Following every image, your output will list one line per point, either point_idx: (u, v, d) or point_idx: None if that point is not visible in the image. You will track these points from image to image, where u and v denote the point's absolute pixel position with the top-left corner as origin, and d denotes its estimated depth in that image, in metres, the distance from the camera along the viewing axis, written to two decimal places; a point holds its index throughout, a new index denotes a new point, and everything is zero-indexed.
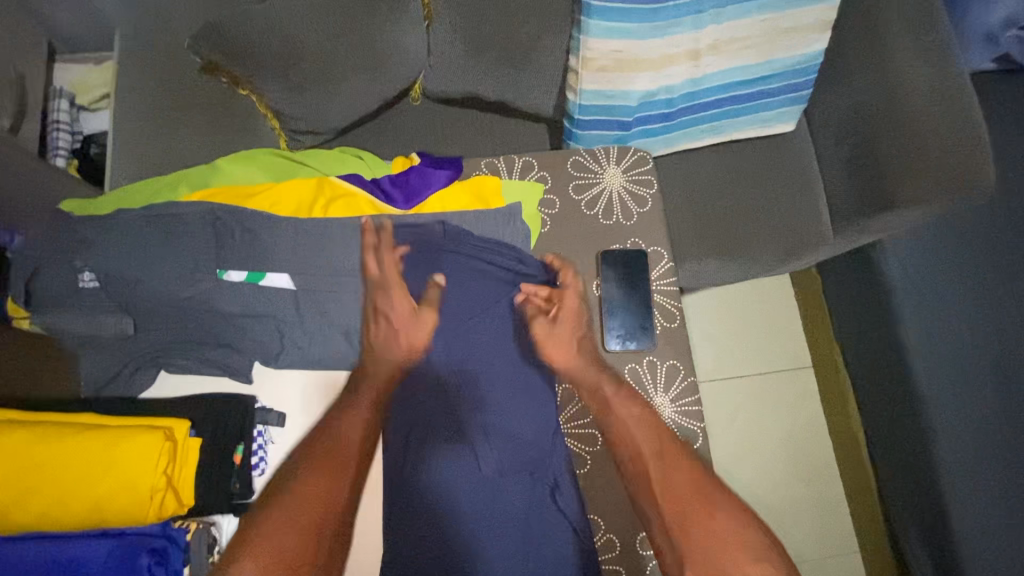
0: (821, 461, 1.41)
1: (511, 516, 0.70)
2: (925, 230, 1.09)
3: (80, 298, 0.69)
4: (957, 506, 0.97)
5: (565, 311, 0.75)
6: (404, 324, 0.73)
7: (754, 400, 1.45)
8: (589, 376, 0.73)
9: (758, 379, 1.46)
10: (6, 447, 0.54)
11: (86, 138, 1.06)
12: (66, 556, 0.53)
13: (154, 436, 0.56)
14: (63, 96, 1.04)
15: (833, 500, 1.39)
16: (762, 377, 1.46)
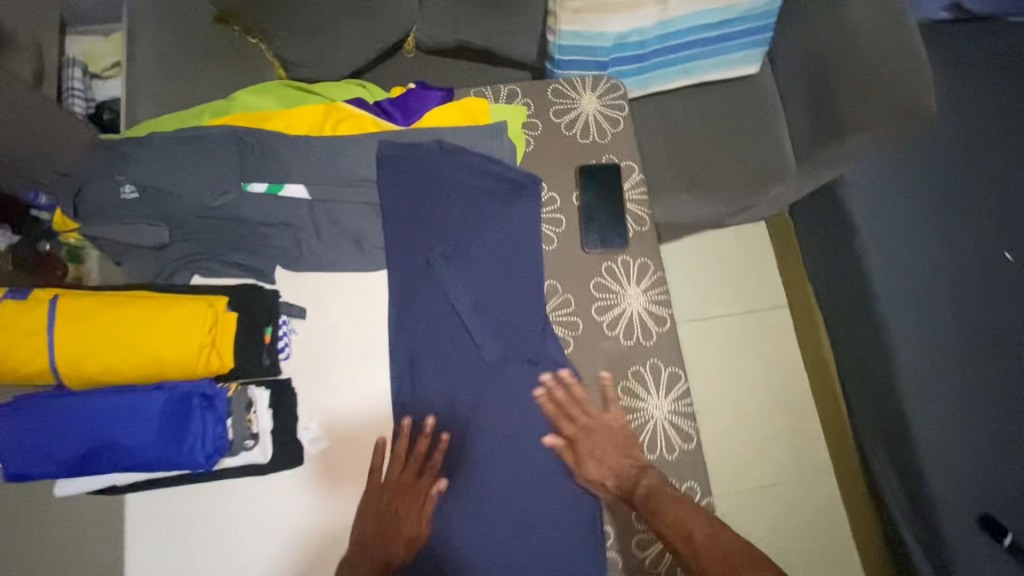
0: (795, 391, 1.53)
1: (505, 383, 0.82)
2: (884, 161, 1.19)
3: (119, 207, 0.78)
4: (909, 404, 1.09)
5: (581, 411, 0.80)
6: (414, 508, 0.76)
7: (734, 337, 1.56)
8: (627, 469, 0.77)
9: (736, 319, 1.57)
10: (72, 314, 0.63)
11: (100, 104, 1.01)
12: (132, 400, 0.63)
13: (198, 303, 0.67)
14: (75, 65, 0.98)
15: (806, 424, 1.50)
16: (740, 316, 1.57)
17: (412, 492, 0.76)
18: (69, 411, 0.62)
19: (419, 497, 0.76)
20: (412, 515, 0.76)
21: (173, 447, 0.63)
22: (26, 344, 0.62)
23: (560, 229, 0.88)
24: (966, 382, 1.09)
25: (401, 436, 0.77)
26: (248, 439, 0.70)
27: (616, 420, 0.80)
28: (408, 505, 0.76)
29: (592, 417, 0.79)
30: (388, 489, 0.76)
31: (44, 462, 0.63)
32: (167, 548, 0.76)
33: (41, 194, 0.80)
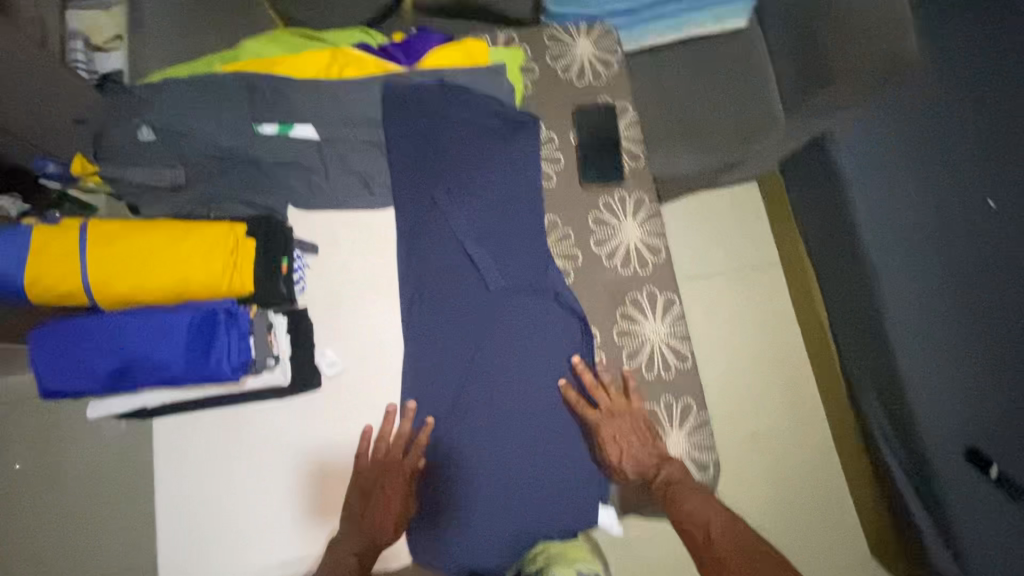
0: (789, 348, 1.53)
1: (508, 314, 0.86)
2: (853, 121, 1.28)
3: (140, 149, 0.83)
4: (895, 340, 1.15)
5: (608, 391, 0.83)
6: (398, 490, 0.78)
7: (730, 297, 1.56)
8: (649, 458, 0.80)
9: (732, 277, 1.57)
10: (101, 236, 0.67)
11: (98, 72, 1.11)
12: (162, 317, 0.67)
13: (220, 226, 0.70)
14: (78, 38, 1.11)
15: (802, 380, 1.51)
16: (735, 273, 1.58)
17: (395, 474, 0.78)
18: (104, 328, 0.67)
19: (401, 480, 0.78)
20: (396, 498, 0.78)
21: (201, 360, 0.68)
22: (58, 264, 0.66)
23: (560, 167, 0.92)
24: (946, 316, 1.16)
25: (389, 419, 0.80)
26: (270, 357, 0.73)
27: (636, 406, 0.82)
28: (393, 489, 0.78)
29: (620, 404, 0.82)
30: (371, 470, 0.78)
31: (83, 375, 0.67)
32: (190, 474, 0.79)
33: (50, 163, 0.85)
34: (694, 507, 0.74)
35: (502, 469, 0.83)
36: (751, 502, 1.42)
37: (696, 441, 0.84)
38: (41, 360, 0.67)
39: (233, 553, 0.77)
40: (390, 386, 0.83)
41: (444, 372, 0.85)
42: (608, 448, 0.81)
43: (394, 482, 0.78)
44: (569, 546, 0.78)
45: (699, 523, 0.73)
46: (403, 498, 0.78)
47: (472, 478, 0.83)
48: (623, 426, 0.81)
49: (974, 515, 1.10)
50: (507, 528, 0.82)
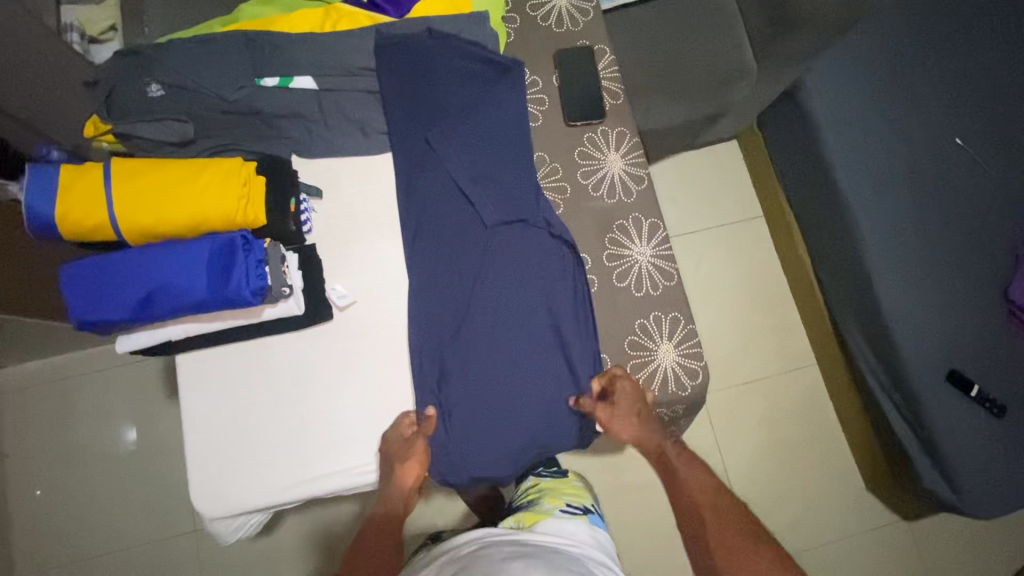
0: (776, 293, 1.60)
1: (505, 246, 0.91)
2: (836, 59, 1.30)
3: (150, 105, 0.88)
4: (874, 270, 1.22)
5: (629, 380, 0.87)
6: (415, 465, 0.81)
7: (717, 248, 1.62)
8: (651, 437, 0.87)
9: (718, 230, 1.63)
10: (124, 175, 0.73)
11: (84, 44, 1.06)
12: (184, 246, 0.73)
13: (231, 161, 0.76)
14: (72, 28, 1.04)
15: (789, 321, 1.58)
16: (721, 228, 1.63)
17: (411, 450, 0.81)
18: (131, 260, 0.73)
19: (417, 454, 0.81)
20: (413, 475, 0.81)
21: (222, 284, 0.73)
22: (86, 201, 0.72)
23: (544, 108, 0.99)
24: (916, 242, 1.23)
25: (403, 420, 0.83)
26: (285, 286, 0.78)
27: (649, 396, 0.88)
28: (409, 464, 0.81)
29: (629, 395, 0.85)
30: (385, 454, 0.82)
31: (113, 305, 0.73)
32: (214, 404, 0.84)
33: (52, 150, 0.87)
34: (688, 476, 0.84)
35: (506, 391, 0.86)
36: (749, 439, 1.50)
37: (685, 350, 0.91)
38: (71, 290, 0.73)
39: (262, 476, 0.82)
40: (397, 318, 0.88)
41: (446, 300, 0.89)
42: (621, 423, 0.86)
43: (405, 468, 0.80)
44: (558, 482, 0.98)
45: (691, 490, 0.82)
46: (421, 472, 0.81)
47: (478, 403, 0.86)
48: (628, 413, 0.85)
49: (964, 435, 1.15)
50: (517, 445, 0.86)
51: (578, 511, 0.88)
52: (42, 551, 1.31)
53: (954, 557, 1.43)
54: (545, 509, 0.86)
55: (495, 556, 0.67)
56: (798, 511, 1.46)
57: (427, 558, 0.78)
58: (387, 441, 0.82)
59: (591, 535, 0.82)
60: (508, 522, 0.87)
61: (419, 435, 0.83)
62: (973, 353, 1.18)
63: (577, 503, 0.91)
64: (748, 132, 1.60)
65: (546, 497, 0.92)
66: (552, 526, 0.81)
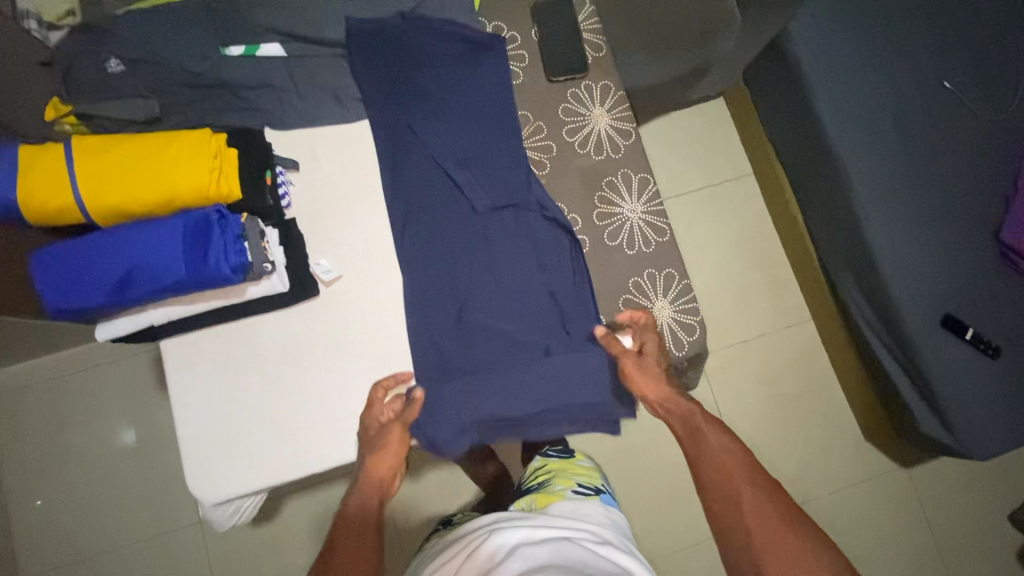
0: (770, 249, 1.58)
1: (492, 219, 0.88)
2: (822, 7, 1.26)
3: (110, 81, 0.83)
4: (868, 219, 1.20)
5: (648, 343, 0.84)
6: (390, 454, 0.78)
7: (708, 208, 1.60)
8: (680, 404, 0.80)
9: (708, 190, 1.61)
10: (86, 152, 0.69)
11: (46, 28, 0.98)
12: (158, 224, 0.70)
13: (199, 133, 0.72)
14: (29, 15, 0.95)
15: (783, 277, 1.57)
16: (712, 188, 1.61)
17: (386, 435, 0.78)
18: (101, 241, 0.69)
19: (391, 443, 0.78)
20: (388, 465, 0.77)
21: (200, 263, 0.70)
22: (48, 183, 0.68)
23: (525, 64, 0.95)
24: (908, 186, 1.22)
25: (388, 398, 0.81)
26: (266, 262, 0.75)
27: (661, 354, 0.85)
28: (386, 449, 0.78)
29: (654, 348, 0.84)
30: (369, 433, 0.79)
31: (86, 291, 0.70)
32: (203, 394, 0.82)
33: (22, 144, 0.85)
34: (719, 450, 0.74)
35: (512, 377, 0.85)
36: (748, 397, 1.51)
37: (681, 306, 0.89)
38: (44, 276, 0.70)
39: (258, 460, 0.81)
40: (386, 291, 0.86)
41: (433, 271, 0.87)
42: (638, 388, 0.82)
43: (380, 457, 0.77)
44: (565, 462, 1.00)
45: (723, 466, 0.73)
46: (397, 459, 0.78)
47: (484, 385, 0.84)
48: (652, 366, 0.82)
49: (961, 378, 1.15)
50: (533, 408, 0.85)
51: (589, 491, 0.88)
52: (45, 554, 1.29)
53: (953, 501, 1.45)
54: (557, 491, 0.87)
55: (509, 565, 0.63)
56: (798, 465, 1.47)
57: (462, 542, 0.74)
58: (369, 411, 0.80)
59: (605, 514, 0.83)
60: (520, 505, 0.88)
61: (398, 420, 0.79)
62: (967, 295, 1.18)
63: (589, 484, 0.91)
64: (734, 88, 1.56)
65: (557, 478, 0.93)
66: (565, 507, 0.82)
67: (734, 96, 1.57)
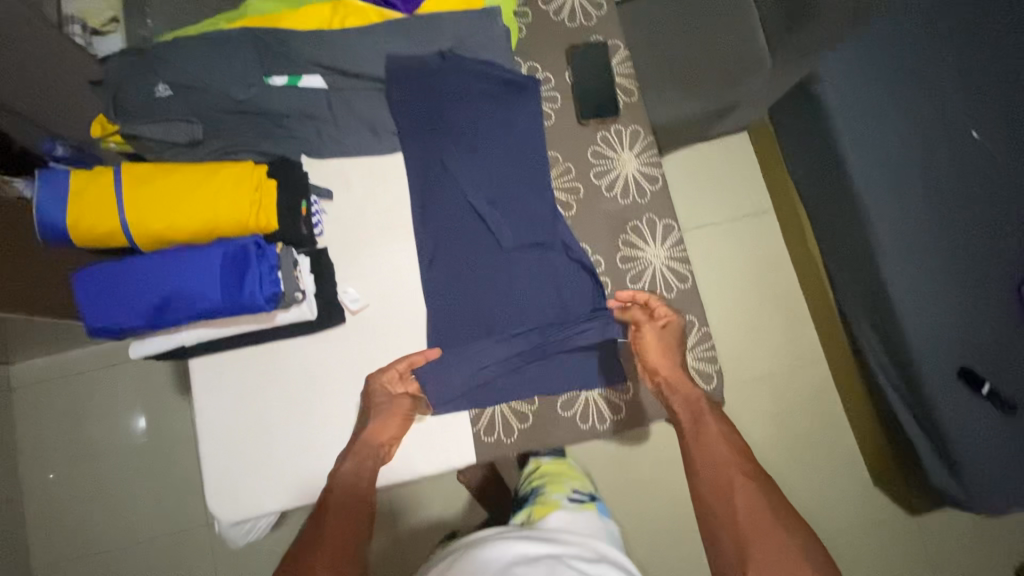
0: (786, 288, 1.59)
1: (519, 255, 0.90)
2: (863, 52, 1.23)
3: (156, 105, 0.86)
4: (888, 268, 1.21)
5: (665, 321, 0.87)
6: (394, 421, 0.81)
7: (726, 243, 1.61)
8: (687, 389, 0.84)
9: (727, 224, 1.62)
10: (136, 179, 0.72)
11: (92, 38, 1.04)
12: (199, 252, 0.72)
13: (243, 166, 0.75)
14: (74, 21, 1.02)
15: (798, 315, 1.57)
16: (732, 222, 1.62)
17: (391, 404, 0.82)
18: (143, 265, 0.72)
19: (397, 410, 0.82)
20: (388, 432, 0.81)
21: (235, 290, 0.73)
22: (97, 208, 0.70)
23: (557, 105, 0.96)
24: (931, 238, 1.21)
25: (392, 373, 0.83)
26: (298, 291, 0.77)
27: (676, 336, 0.87)
28: (389, 421, 0.81)
29: (672, 338, 0.87)
30: (374, 402, 0.82)
31: (125, 312, 0.72)
32: (225, 412, 0.84)
33: (58, 145, 0.90)
34: (713, 441, 0.80)
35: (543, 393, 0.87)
36: (755, 433, 1.51)
37: (699, 354, 0.90)
38: (86, 296, 0.72)
39: (274, 481, 0.82)
40: (408, 322, 0.87)
41: (453, 303, 0.88)
42: (651, 361, 0.86)
43: (382, 427, 0.80)
44: (557, 464, 1.04)
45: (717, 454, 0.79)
46: (397, 429, 0.81)
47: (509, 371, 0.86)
48: (669, 344, 0.87)
49: (974, 435, 1.13)
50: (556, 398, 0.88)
51: (584, 498, 0.92)
52: (54, 546, 1.32)
53: (961, 555, 1.43)
54: (554, 499, 0.89)
55: None
56: (802, 505, 1.46)
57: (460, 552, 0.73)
58: (370, 392, 0.82)
59: (601, 525, 0.85)
60: (519, 517, 0.90)
61: (404, 392, 0.83)
62: (988, 352, 1.17)
63: (582, 490, 0.95)
64: (760, 125, 1.56)
65: (552, 484, 0.95)
66: (561, 518, 0.83)
67: (760, 131, 1.56)
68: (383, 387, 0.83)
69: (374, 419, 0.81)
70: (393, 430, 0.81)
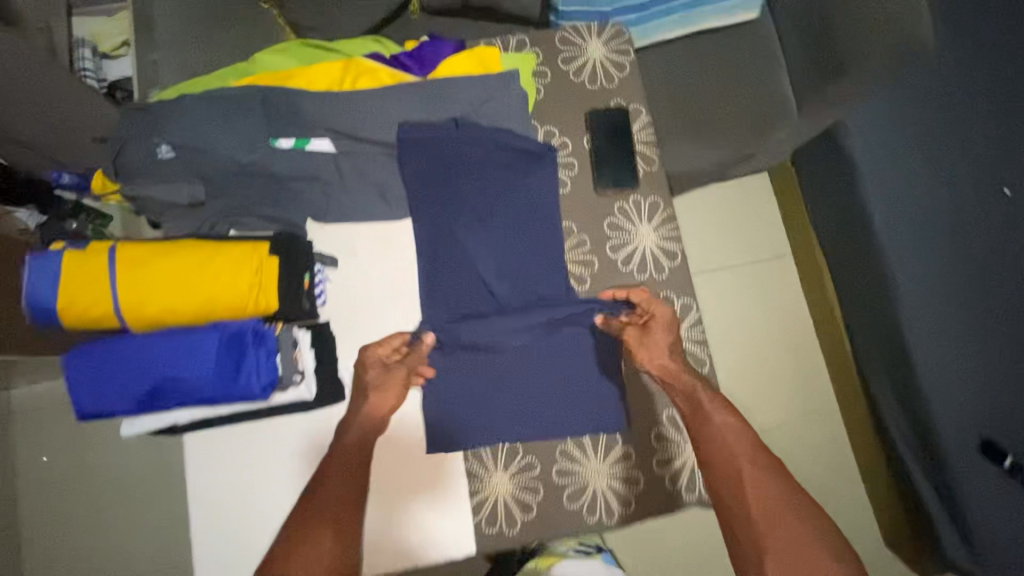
0: (807, 340, 1.50)
1: (530, 330, 0.85)
2: (909, 91, 1.10)
3: (158, 166, 0.83)
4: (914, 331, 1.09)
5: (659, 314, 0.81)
6: (390, 394, 0.79)
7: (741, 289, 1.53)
8: (684, 380, 0.79)
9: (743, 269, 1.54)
10: (129, 260, 0.68)
11: (111, 84, 1.13)
12: (194, 338, 0.69)
13: (243, 246, 0.71)
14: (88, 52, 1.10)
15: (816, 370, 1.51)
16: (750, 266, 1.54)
17: (387, 377, 0.79)
18: (135, 350, 0.68)
19: (393, 383, 0.79)
20: (385, 404, 0.79)
21: (231, 377, 0.70)
22: (89, 290, 0.67)
23: (574, 172, 0.92)
24: None
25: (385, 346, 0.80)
26: (296, 373, 0.74)
27: (673, 324, 0.82)
28: (384, 393, 0.79)
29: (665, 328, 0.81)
30: (366, 375, 0.79)
31: (116, 397, 0.69)
32: (219, 486, 0.81)
33: (64, 174, 0.95)
34: (719, 429, 0.74)
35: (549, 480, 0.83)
36: None
37: None
38: (78, 379, 0.69)
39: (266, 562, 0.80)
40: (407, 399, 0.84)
41: (455, 379, 0.84)
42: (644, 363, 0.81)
43: (379, 401, 0.78)
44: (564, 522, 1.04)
45: (725, 444, 0.72)
46: (395, 401, 0.79)
47: (500, 408, 0.84)
48: (660, 339, 0.81)
49: None
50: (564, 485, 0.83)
51: (591, 550, 0.92)
52: None
53: None
54: (560, 552, 0.90)
55: None
56: None
57: None
58: (363, 363, 0.79)
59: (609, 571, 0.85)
60: (527, 567, 0.90)
61: (401, 364, 0.81)
62: None
63: (590, 543, 0.95)
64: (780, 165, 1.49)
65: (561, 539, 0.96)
66: (568, 568, 0.84)
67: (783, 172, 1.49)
68: (376, 357, 0.80)
69: (370, 394, 0.78)
70: (391, 401, 0.79)
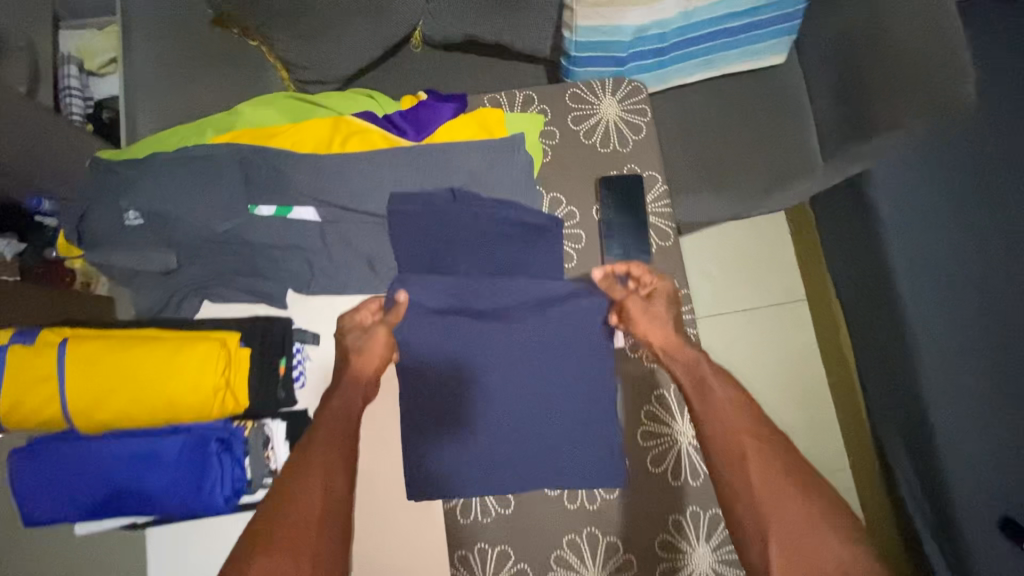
0: None
1: (526, 423, 0.78)
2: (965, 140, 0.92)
3: (124, 233, 0.76)
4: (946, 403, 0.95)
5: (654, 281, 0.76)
6: (373, 354, 0.72)
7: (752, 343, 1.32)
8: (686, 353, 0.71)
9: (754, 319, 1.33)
10: (83, 358, 0.61)
11: (98, 104, 1.02)
12: (152, 447, 0.63)
13: (211, 343, 0.64)
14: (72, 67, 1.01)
15: None
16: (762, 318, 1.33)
17: (367, 338, 0.72)
18: (87, 456, 0.62)
19: (372, 342, 0.72)
20: (367, 364, 0.72)
21: (192, 487, 0.64)
22: (34, 393, 0.60)
23: (581, 245, 0.84)
24: None
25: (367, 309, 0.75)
26: (267, 476, 0.69)
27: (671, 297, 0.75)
28: (366, 353, 0.72)
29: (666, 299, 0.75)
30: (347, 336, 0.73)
31: (62, 507, 0.62)
32: None
33: (44, 200, 0.84)
34: (719, 404, 0.65)
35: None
36: None
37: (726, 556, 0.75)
38: (19, 486, 0.62)
39: None
40: (387, 493, 0.77)
41: (441, 473, 0.77)
42: (641, 332, 0.73)
43: (360, 359, 0.72)
44: None
45: (726, 421, 0.63)
46: (378, 363, 0.72)
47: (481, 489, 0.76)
48: (661, 309, 0.74)
49: None
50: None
51: None
52: None
53: None
54: None
55: None
56: None
57: None
58: (345, 329, 0.74)
59: None
60: None
61: (381, 322, 0.74)
62: None
63: None
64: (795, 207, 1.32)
65: None
66: None
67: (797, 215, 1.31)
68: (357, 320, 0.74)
69: (352, 356, 0.72)
70: (377, 360, 0.72)
